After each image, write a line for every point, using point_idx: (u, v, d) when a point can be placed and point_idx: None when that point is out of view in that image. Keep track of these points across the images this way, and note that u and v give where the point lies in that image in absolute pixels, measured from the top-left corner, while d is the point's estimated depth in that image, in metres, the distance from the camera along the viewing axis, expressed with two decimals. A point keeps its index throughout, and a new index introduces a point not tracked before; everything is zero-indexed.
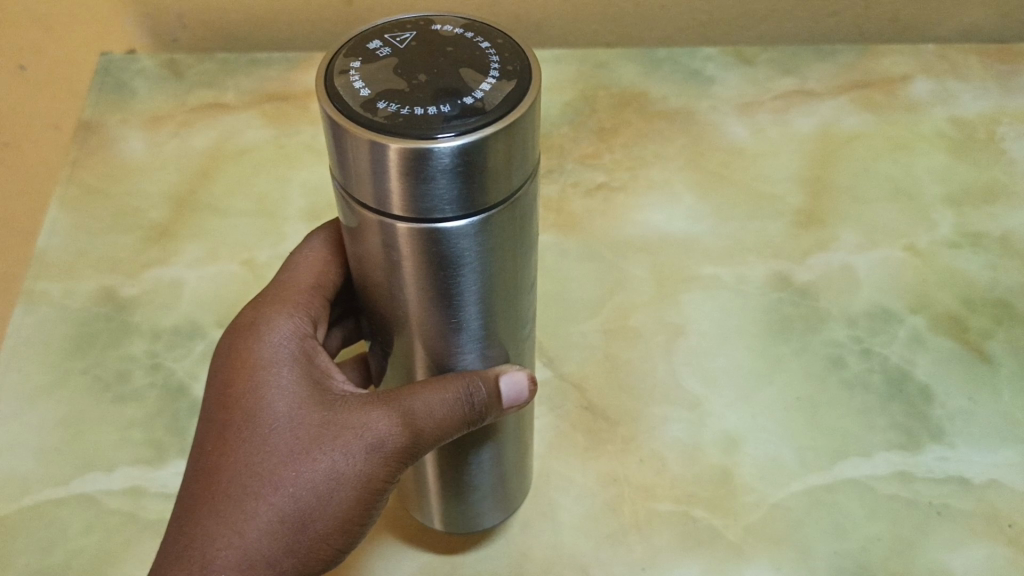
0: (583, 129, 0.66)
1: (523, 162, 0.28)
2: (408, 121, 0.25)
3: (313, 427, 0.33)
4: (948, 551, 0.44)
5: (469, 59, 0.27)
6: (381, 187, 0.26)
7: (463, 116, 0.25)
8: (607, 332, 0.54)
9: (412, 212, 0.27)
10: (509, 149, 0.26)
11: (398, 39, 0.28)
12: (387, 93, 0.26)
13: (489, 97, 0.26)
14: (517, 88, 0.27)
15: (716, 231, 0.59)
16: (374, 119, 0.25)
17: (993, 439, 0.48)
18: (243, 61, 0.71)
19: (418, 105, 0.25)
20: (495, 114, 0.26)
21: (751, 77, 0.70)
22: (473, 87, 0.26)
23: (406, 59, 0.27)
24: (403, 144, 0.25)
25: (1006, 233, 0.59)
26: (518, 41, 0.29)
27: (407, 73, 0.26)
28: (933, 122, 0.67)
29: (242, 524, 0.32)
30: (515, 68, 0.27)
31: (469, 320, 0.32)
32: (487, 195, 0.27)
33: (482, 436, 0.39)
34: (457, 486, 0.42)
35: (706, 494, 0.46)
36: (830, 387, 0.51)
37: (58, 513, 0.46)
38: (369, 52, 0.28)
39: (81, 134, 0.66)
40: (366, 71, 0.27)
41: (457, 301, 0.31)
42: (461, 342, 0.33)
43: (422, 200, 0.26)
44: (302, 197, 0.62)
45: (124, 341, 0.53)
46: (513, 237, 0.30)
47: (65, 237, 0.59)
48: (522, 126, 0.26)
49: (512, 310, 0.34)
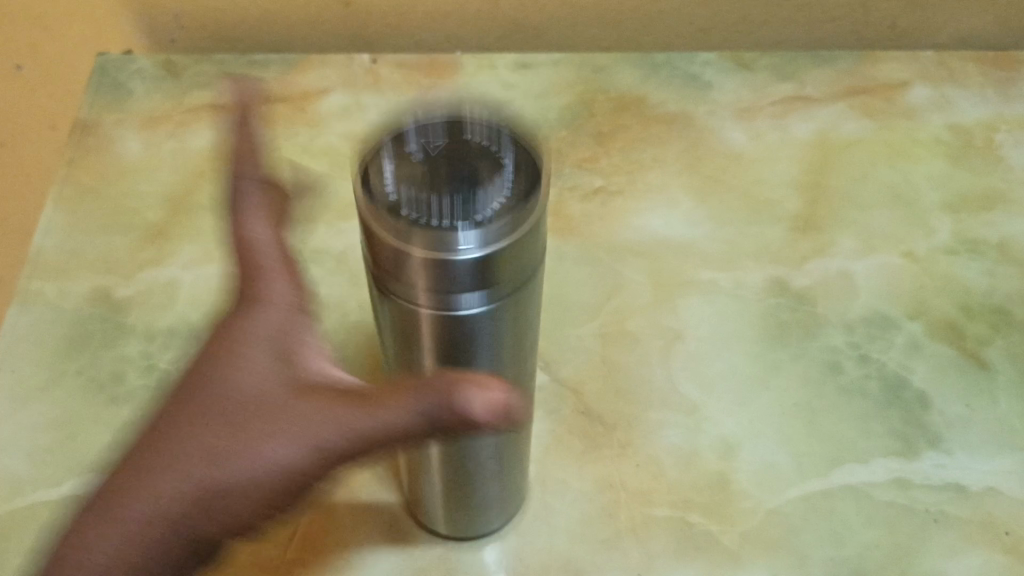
0: (582, 133, 0.66)
1: (529, 242, 0.31)
2: (427, 224, 0.29)
3: (262, 405, 0.31)
4: (946, 559, 0.44)
5: (486, 158, 0.30)
6: (401, 268, 0.30)
7: (472, 224, 0.28)
8: (604, 336, 0.54)
9: (427, 285, 0.30)
10: (515, 252, 0.30)
11: (427, 122, 0.31)
12: (411, 187, 0.29)
13: (500, 202, 0.29)
14: (525, 190, 0.30)
15: (713, 236, 0.59)
16: (397, 217, 0.29)
17: (991, 447, 0.48)
18: (241, 61, 0.69)
19: (437, 207, 0.29)
20: (503, 225, 0.29)
21: (750, 82, 0.69)
22: (485, 195, 0.29)
23: (433, 151, 0.30)
24: (423, 247, 0.29)
25: (1004, 240, 0.59)
26: (536, 130, 0.31)
27: (431, 164, 0.29)
28: (931, 128, 0.66)
29: (162, 486, 0.30)
30: (528, 166, 0.30)
31: (478, 352, 0.34)
32: (493, 274, 0.30)
33: (479, 476, 0.42)
34: (455, 524, 0.45)
35: (703, 499, 0.47)
36: (828, 393, 0.51)
37: (50, 514, 0.46)
38: (400, 135, 0.30)
39: (77, 132, 0.65)
40: (395, 156, 0.30)
41: (465, 340, 0.33)
42: (470, 360, 0.35)
43: (437, 278, 0.30)
44: (300, 199, 0.61)
45: (118, 342, 0.53)
46: (522, 259, 0.31)
47: (61, 236, 0.59)
48: (527, 229, 0.30)
49: (518, 329, 0.35)
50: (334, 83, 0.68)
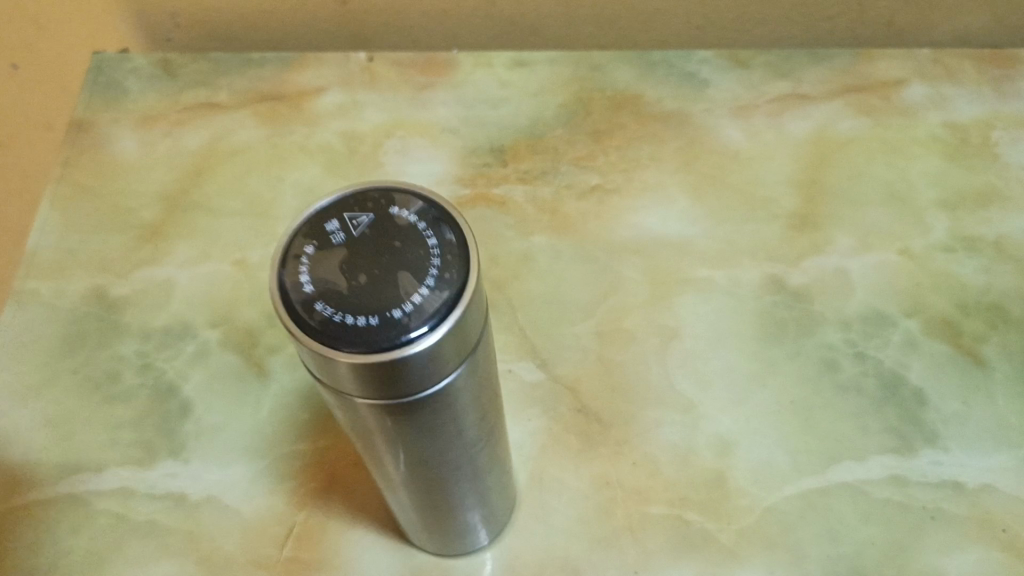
0: (578, 131, 0.65)
1: (466, 335, 0.28)
2: (345, 332, 0.26)
3: None
4: (942, 556, 0.45)
5: (410, 260, 0.27)
6: (330, 373, 0.28)
7: (394, 333, 0.26)
8: (600, 334, 0.54)
9: (358, 388, 0.28)
10: (449, 345, 0.28)
11: (354, 222, 0.28)
12: (329, 295, 0.27)
13: (423, 308, 0.27)
14: (453, 297, 0.27)
15: (709, 235, 0.59)
16: (312, 323, 0.26)
17: (988, 443, 0.48)
18: (236, 60, 0.69)
19: (355, 314, 0.26)
20: (425, 329, 0.26)
21: (745, 80, 0.69)
22: (404, 297, 0.26)
23: (354, 254, 0.27)
24: (344, 354, 0.26)
25: (1000, 237, 0.59)
26: (467, 231, 0.28)
27: (350, 273, 0.27)
28: (927, 126, 0.67)
29: None
30: (453, 275, 0.27)
31: (434, 430, 0.33)
32: (428, 369, 0.28)
33: (452, 509, 0.41)
34: (433, 543, 0.44)
35: (700, 498, 0.47)
36: (824, 391, 0.51)
37: (46, 513, 0.46)
38: (324, 236, 0.28)
39: (72, 132, 0.65)
40: (314, 262, 0.27)
41: (415, 424, 0.31)
42: (427, 439, 0.33)
43: (365, 380, 0.27)
44: (296, 198, 0.61)
45: (113, 342, 0.52)
46: (466, 353, 0.29)
47: (56, 236, 0.58)
48: (458, 326, 0.27)
49: (478, 401, 0.33)
50: (329, 81, 0.68)
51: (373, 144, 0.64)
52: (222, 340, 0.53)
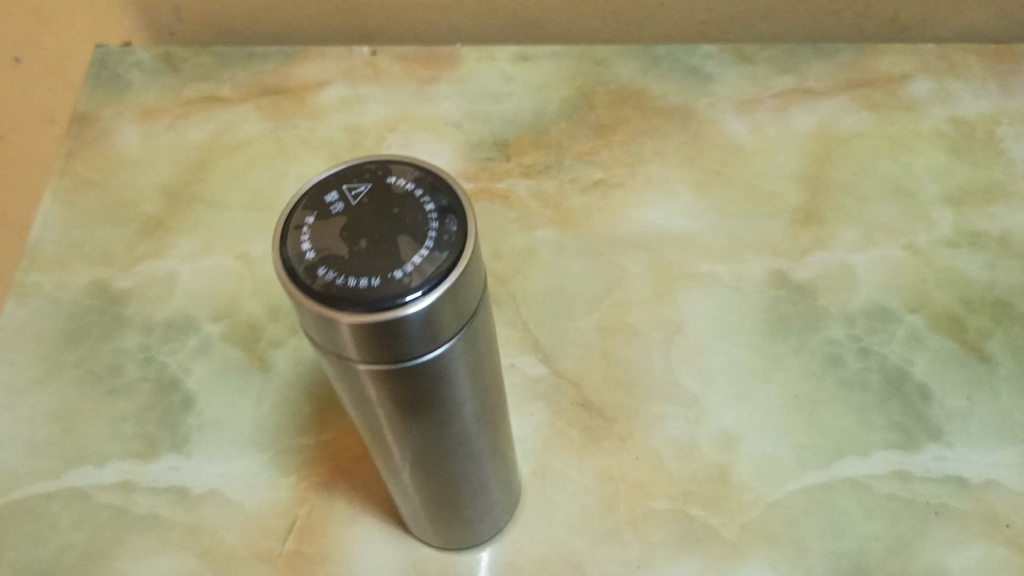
0: (582, 125, 0.65)
1: (468, 296, 0.28)
2: (346, 295, 0.26)
3: None
4: (946, 552, 0.44)
5: (410, 225, 0.27)
6: (334, 338, 0.28)
7: (393, 292, 0.26)
8: (604, 329, 0.54)
9: (363, 353, 0.28)
10: (453, 305, 0.27)
11: (352, 192, 0.28)
12: (330, 258, 0.27)
13: (422, 268, 0.26)
14: (452, 258, 0.27)
15: (713, 229, 0.59)
16: (314, 288, 0.26)
17: (992, 439, 0.48)
18: (240, 54, 0.70)
19: (357, 276, 0.26)
20: (426, 288, 0.26)
21: (750, 74, 0.69)
22: (404, 259, 0.26)
23: (353, 221, 0.27)
24: (346, 318, 0.26)
25: (1005, 232, 0.59)
26: (463, 196, 0.28)
27: (352, 237, 0.27)
28: (932, 121, 0.66)
29: None
30: (452, 236, 0.27)
31: (436, 403, 0.32)
32: (431, 331, 0.28)
33: (455, 494, 0.41)
34: (438, 535, 0.44)
35: (703, 492, 0.46)
36: (828, 386, 0.50)
37: (49, 506, 0.46)
38: (323, 207, 0.28)
39: (75, 126, 0.65)
40: (315, 230, 0.27)
41: (418, 395, 0.31)
42: (430, 413, 0.33)
43: (370, 344, 0.27)
44: (299, 191, 0.61)
45: (116, 335, 0.52)
46: (468, 320, 0.29)
47: (59, 229, 0.58)
48: (461, 284, 0.27)
49: (477, 376, 0.33)
50: (332, 75, 0.68)
51: (376, 138, 0.64)
52: (226, 334, 0.53)
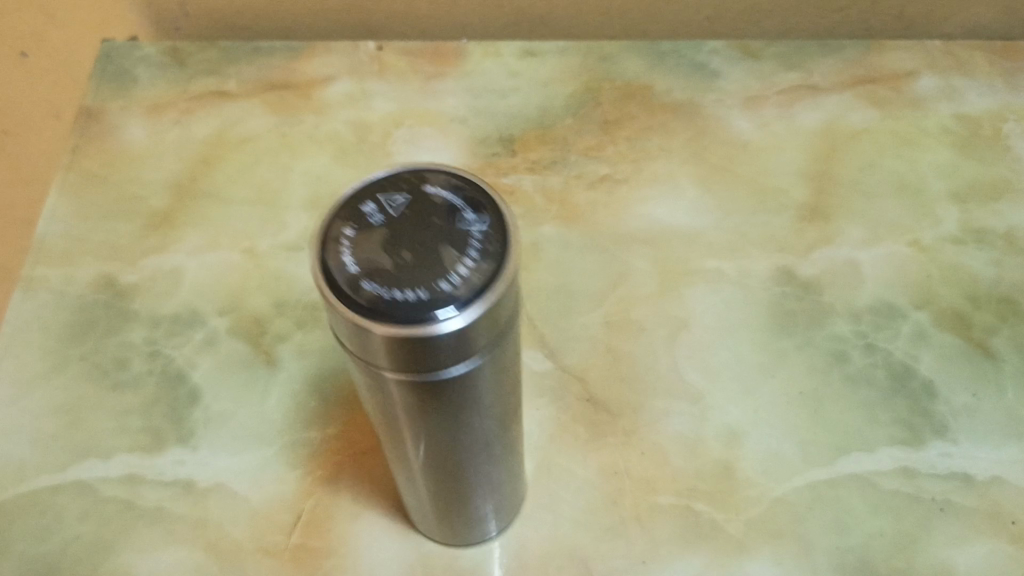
0: (587, 121, 0.65)
1: (506, 308, 0.28)
2: (390, 307, 0.26)
3: None
4: (951, 548, 0.44)
5: (453, 235, 0.27)
6: (371, 348, 0.28)
7: (435, 306, 0.26)
8: (609, 324, 0.54)
9: (396, 363, 0.28)
10: (492, 319, 0.28)
11: (391, 203, 0.28)
12: (373, 271, 0.27)
13: (467, 280, 0.27)
14: (496, 268, 0.27)
15: (718, 226, 0.59)
16: (356, 300, 0.26)
17: (998, 436, 0.48)
18: (245, 48, 0.69)
19: (398, 288, 0.26)
20: (468, 301, 0.26)
21: (756, 70, 0.68)
22: (448, 271, 0.26)
23: (394, 232, 0.27)
24: (384, 329, 0.26)
25: (1011, 229, 0.59)
26: (504, 206, 0.29)
27: (394, 249, 0.27)
28: (939, 118, 0.66)
29: None
30: (495, 247, 0.27)
31: (461, 409, 0.33)
32: (468, 343, 0.28)
33: (469, 495, 0.41)
34: (442, 532, 0.44)
35: (707, 488, 0.46)
36: (833, 383, 0.50)
37: (55, 499, 0.46)
38: (363, 217, 0.28)
39: (81, 120, 0.65)
40: (356, 241, 0.27)
41: (444, 401, 0.31)
42: (452, 419, 0.33)
43: (406, 355, 0.27)
44: (304, 186, 0.61)
45: (122, 329, 0.53)
46: (501, 332, 0.29)
47: (64, 223, 0.58)
48: (503, 297, 0.27)
49: (501, 383, 0.33)
50: (338, 71, 0.68)
51: (382, 134, 0.64)
52: (231, 328, 0.53)
